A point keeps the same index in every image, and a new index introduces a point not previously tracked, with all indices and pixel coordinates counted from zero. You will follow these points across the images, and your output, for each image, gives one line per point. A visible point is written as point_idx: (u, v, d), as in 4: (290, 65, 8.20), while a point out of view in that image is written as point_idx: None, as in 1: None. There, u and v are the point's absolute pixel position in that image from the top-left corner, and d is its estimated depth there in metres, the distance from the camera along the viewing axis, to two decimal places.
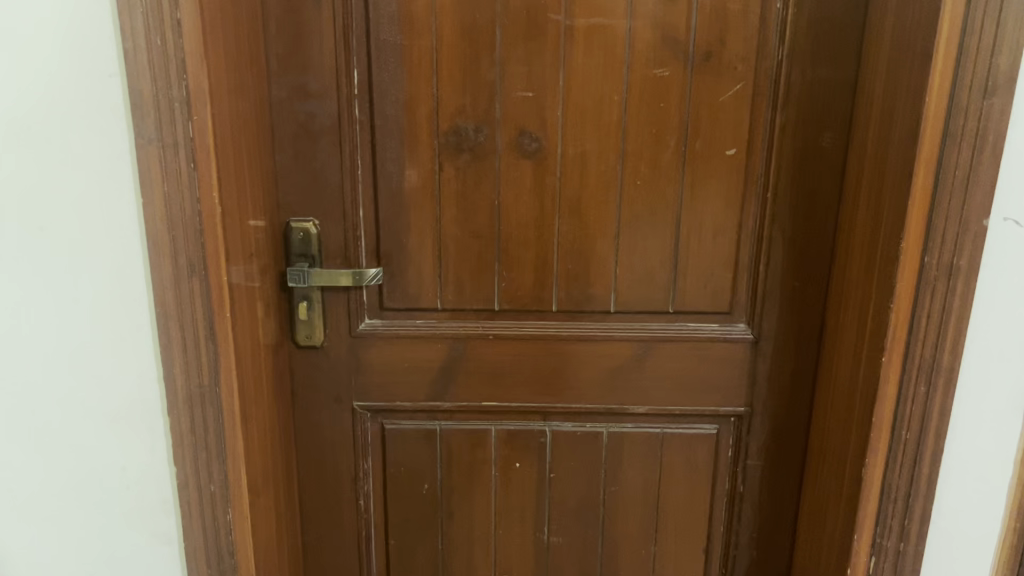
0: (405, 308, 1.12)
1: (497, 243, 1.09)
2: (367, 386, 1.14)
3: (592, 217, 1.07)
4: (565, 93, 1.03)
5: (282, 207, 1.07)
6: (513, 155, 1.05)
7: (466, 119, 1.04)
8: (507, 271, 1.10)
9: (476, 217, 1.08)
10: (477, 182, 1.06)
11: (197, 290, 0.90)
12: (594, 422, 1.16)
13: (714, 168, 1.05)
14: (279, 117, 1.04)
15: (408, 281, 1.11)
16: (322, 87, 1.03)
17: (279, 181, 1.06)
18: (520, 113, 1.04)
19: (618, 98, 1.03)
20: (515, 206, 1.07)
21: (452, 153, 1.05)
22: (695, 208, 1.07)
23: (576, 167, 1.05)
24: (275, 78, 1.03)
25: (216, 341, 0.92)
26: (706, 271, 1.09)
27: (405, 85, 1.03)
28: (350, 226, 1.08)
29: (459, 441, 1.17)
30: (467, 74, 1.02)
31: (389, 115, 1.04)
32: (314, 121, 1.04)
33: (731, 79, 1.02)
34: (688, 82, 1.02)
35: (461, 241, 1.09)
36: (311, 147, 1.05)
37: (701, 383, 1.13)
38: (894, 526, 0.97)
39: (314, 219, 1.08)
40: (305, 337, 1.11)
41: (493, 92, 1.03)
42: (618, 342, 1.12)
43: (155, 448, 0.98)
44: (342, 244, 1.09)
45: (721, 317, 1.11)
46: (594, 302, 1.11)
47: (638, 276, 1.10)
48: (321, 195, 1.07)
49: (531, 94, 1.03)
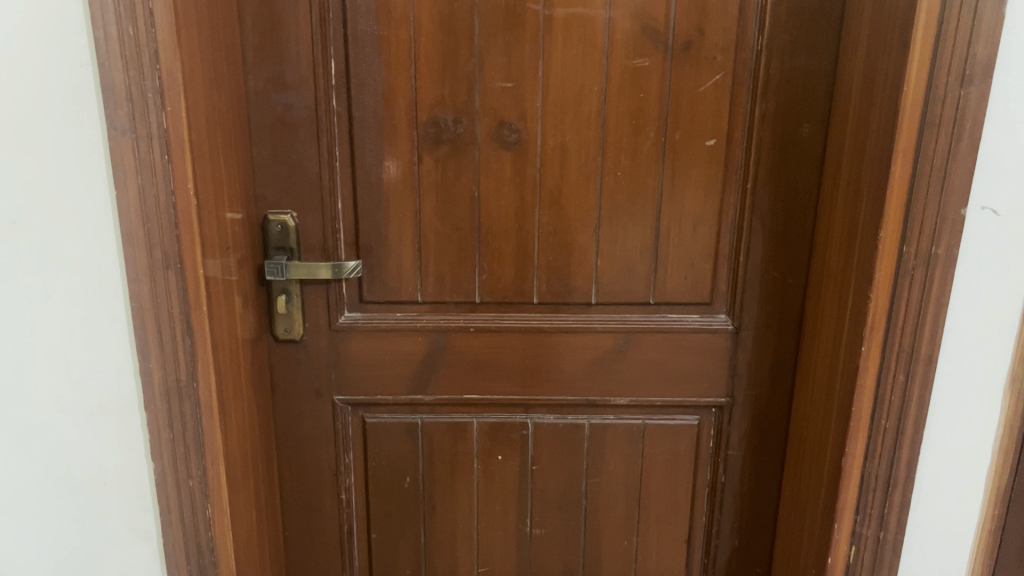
0: (386, 301, 1.11)
1: (478, 235, 1.08)
2: (347, 379, 1.14)
3: (572, 208, 1.07)
4: (545, 84, 1.02)
5: (260, 199, 1.06)
6: (492, 146, 1.05)
7: (445, 109, 1.03)
8: (487, 263, 1.09)
9: (456, 209, 1.07)
10: (457, 174, 1.06)
11: (174, 283, 0.88)
12: (576, 414, 1.16)
13: (695, 159, 1.05)
14: (256, 107, 1.03)
15: (387, 274, 1.10)
16: (299, 78, 1.02)
17: (256, 172, 1.05)
18: (500, 104, 1.03)
19: (598, 88, 1.02)
20: (495, 198, 1.07)
21: (431, 144, 1.05)
22: (676, 199, 1.06)
23: (556, 158, 1.05)
24: (252, 68, 1.02)
25: (194, 334, 0.91)
26: (687, 262, 1.09)
27: (383, 75, 1.02)
28: (328, 219, 1.07)
29: (441, 434, 1.16)
30: (446, 65, 1.01)
31: (367, 106, 1.03)
32: (292, 112, 1.03)
33: (710, 69, 1.02)
34: (668, 72, 1.02)
35: (441, 234, 1.08)
36: (289, 138, 1.04)
37: (682, 374, 1.13)
38: (874, 514, 0.98)
39: (293, 212, 1.07)
40: (284, 330, 1.10)
41: (472, 83, 1.02)
42: (599, 334, 1.12)
43: (132, 443, 0.96)
44: (320, 237, 1.08)
45: (701, 308, 1.11)
46: (575, 294, 1.11)
47: (619, 267, 1.09)
48: (299, 187, 1.06)
49: (510, 85, 1.02)
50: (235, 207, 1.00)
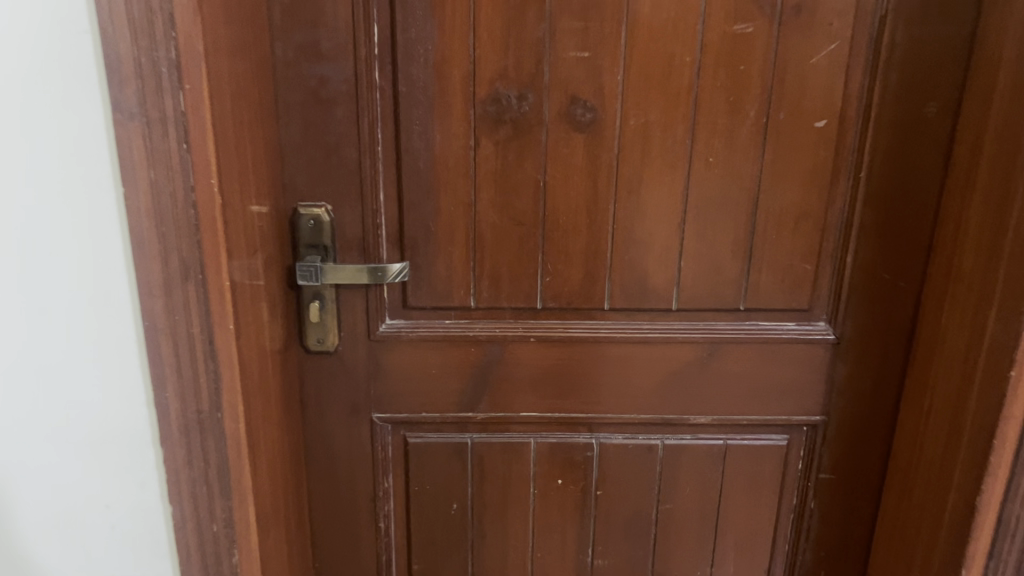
0: (433, 307, 0.96)
1: (542, 231, 0.93)
2: (388, 395, 0.99)
3: (654, 200, 0.92)
4: (627, 54, 0.86)
5: (288, 188, 0.91)
6: (563, 127, 0.89)
7: (508, 84, 0.87)
8: (552, 263, 0.94)
9: (518, 201, 0.92)
10: (519, 160, 0.90)
11: (194, 298, 0.74)
12: (649, 433, 1.01)
13: (800, 143, 0.90)
14: (284, 80, 0.87)
15: (436, 276, 0.95)
16: (335, 46, 0.86)
17: (283, 157, 0.89)
18: (573, 76, 0.87)
19: (691, 60, 0.86)
20: (563, 187, 0.91)
21: (491, 126, 0.89)
22: (775, 190, 0.91)
23: (637, 142, 0.90)
24: (280, 33, 0.85)
25: (218, 356, 0.77)
26: (784, 262, 0.94)
27: (435, 43, 0.86)
28: (369, 212, 0.92)
29: (493, 456, 1.02)
30: (511, 31, 0.85)
31: (416, 80, 0.87)
32: (327, 87, 0.87)
33: (824, 36, 0.86)
34: (775, 40, 0.86)
35: (499, 229, 0.93)
36: (323, 117, 0.88)
37: (773, 389, 0.99)
38: (1010, 561, 0.85)
39: (327, 205, 0.91)
40: (316, 340, 0.95)
41: (542, 52, 0.86)
42: (680, 344, 0.97)
43: (145, 481, 0.82)
44: (359, 233, 0.93)
45: (798, 315, 0.97)
46: (653, 299, 0.96)
47: (705, 268, 0.94)
48: (335, 174, 0.90)
49: (587, 55, 0.86)
50: (260, 199, 0.85)
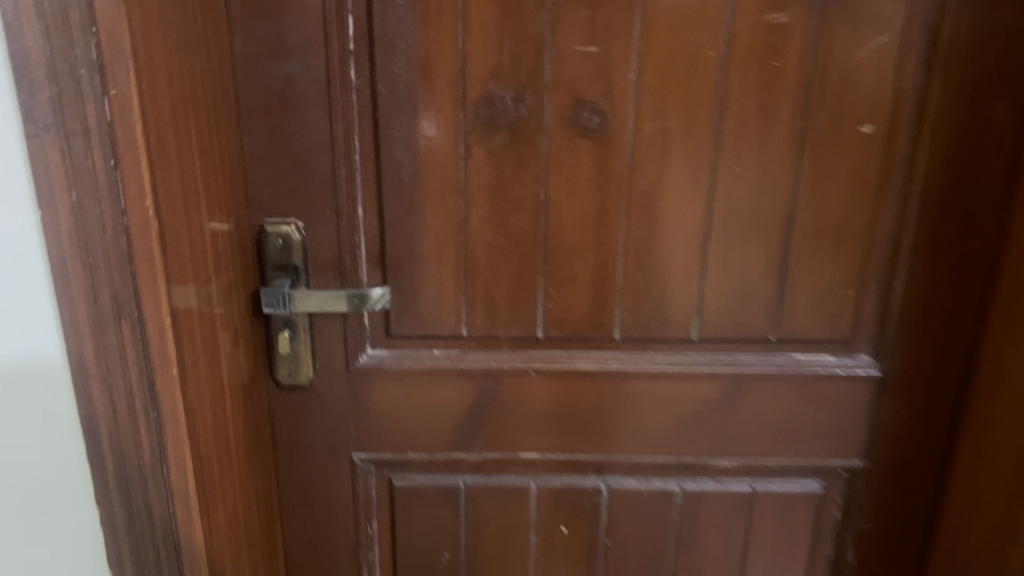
0: (420, 336, 0.85)
1: (543, 251, 0.82)
2: (370, 433, 0.88)
3: (671, 217, 0.80)
4: (642, 48, 0.74)
5: (252, 203, 0.80)
6: (566, 133, 0.77)
7: (504, 84, 0.76)
8: (554, 287, 0.83)
9: (515, 217, 0.80)
10: (517, 171, 0.79)
11: (130, 337, 0.63)
12: (665, 477, 0.90)
13: (842, 151, 0.77)
14: (245, 80, 0.75)
15: (423, 301, 0.84)
16: (303, 40, 0.74)
17: (247, 167, 0.78)
18: (579, 75, 0.75)
19: (716, 56, 0.74)
20: (567, 202, 0.80)
21: (485, 132, 0.78)
22: (812, 205, 0.79)
23: (652, 150, 0.78)
24: (239, 26, 0.74)
25: (161, 404, 0.66)
26: (823, 288, 0.82)
27: (419, 36, 0.74)
28: (345, 229, 0.80)
29: (489, 501, 0.91)
30: (507, 23, 0.74)
31: (397, 79, 0.76)
32: (295, 88, 0.76)
33: (873, 27, 0.73)
34: (815, 31, 0.73)
35: (494, 249, 0.82)
36: (292, 122, 0.77)
37: (806, 430, 0.87)
38: None
39: (297, 221, 0.80)
40: (288, 374, 0.84)
41: (542, 48, 0.74)
42: (700, 379, 0.85)
43: (85, 551, 0.68)
44: (334, 253, 0.81)
45: (837, 346, 0.85)
46: (671, 328, 0.84)
47: (731, 294, 0.82)
48: (306, 187, 0.79)
49: (595, 50, 0.74)
50: (218, 216, 0.74)
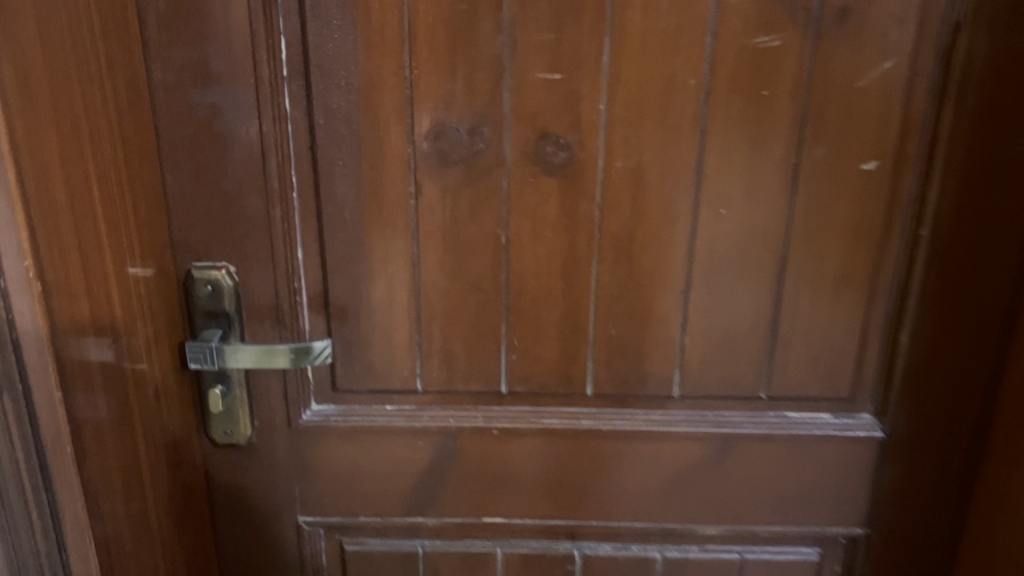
0: (370, 391, 0.77)
1: (505, 299, 0.73)
2: (318, 495, 0.80)
3: (649, 262, 0.71)
4: (612, 76, 0.65)
5: (177, 245, 0.71)
6: (529, 169, 0.69)
7: (457, 114, 0.67)
8: (519, 338, 0.74)
9: (473, 261, 0.72)
10: (474, 210, 0.70)
11: (14, 416, 0.52)
12: (645, 544, 0.81)
13: (841, 190, 0.68)
14: (164, 109, 0.67)
15: (373, 353, 0.75)
16: (229, 66, 0.65)
17: (169, 207, 0.70)
18: (542, 105, 0.67)
19: (697, 83, 0.66)
20: (532, 245, 0.71)
21: (437, 168, 0.69)
22: (807, 249, 0.70)
23: (627, 188, 0.69)
24: (156, 48, 0.65)
25: (56, 489, 0.56)
26: (819, 341, 0.73)
27: (360, 62, 0.66)
28: (283, 274, 0.72)
29: (452, 567, 0.82)
30: (459, 47, 0.65)
31: (336, 110, 0.67)
32: (221, 119, 0.67)
33: (875, 51, 0.64)
34: (809, 57, 0.65)
35: (450, 296, 0.73)
36: (219, 157, 0.68)
37: (800, 495, 0.78)
38: None
39: (229, 265, 0.72)
40: (223, 433, 0.76)
41: (500, 75, 0.66)
42: (683, 440, 0.76)
43: None
44: (271, 300, 0.73)
45: (835, 405, 0.76)
46: (650, 384, 0.75)
47: (716, 347, 0.74)
48: (237, 228, 0.70)
49: (559, 77, 0.66)
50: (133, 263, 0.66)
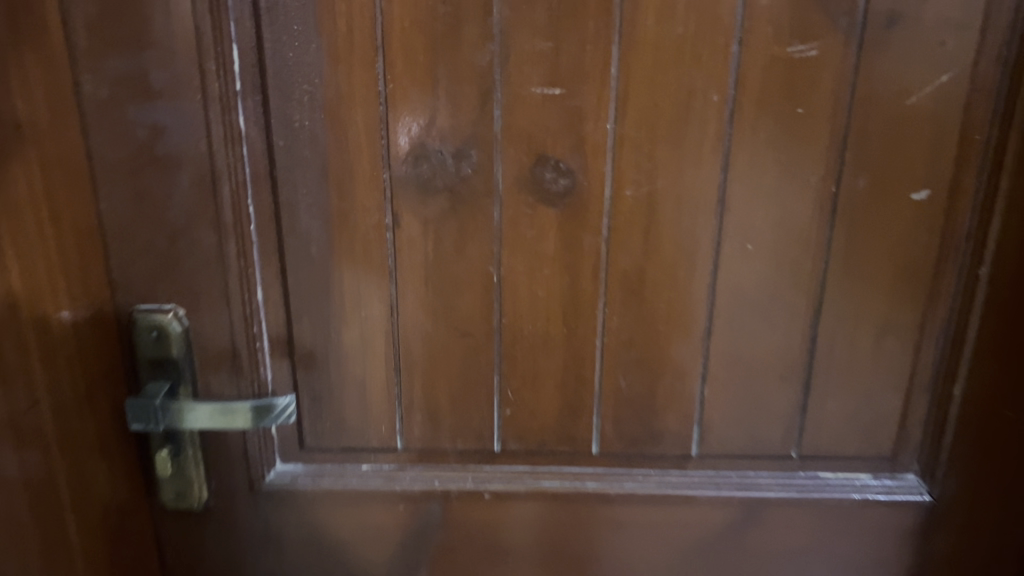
0: (343, 450, 0.67)
1: (497, 346, 0.63)
2: (285, 565, 0.70)
3: (662, 305, 0.61)
4: (621, 91, 0.56)
5: (117, 285, 0.61)
6: (523, 199, 0.59)
7: (440, 135, 0.58)
8: (513, 391, 0.64)
9: (459, 303, 0.62)
10: (460, 246, 0.61)
11: None
12: None
13: (888, 222, 0.59)
14: (98, 131, 0.57)
15: (345, 407, 0.66)
16: (172, 79, 0.56)
17: (107, 241, 0.60)
18: (538, 125, 0.57)
19: (720, 100, 0.56)
20: (527, 285, 0.61)
21: (417, 197, 0.59)
22: (846, 291, 0.61)
23: (637, 220, 0.59)
24: (85, 59, 0.55)
25: None
26: (858, 394, 0.64)
27: (326, 74, 0.56)
28: (240, 319, 0.62)
29: None
30: (440, 58, 0.56)
31: (299, 130, 0.58)
32: (164, 141, 0.57)
33: (929, 62, 0.55)
34: (851, 69, 0.55)
35: (434, 343, 0.64)
36: (163, 184, 0.58)
37: (834, 566, 0.69)
38: None
39: (177, 307, 0.62)
40: (174, 496, 0.66)
41: (490, 90, 0.56)
42: (702, 506, 0.67)
43: None
44: (227, 347, 0.63)
45: (875, 465, 0.66)
46: (664, 442, 0.65)
47: (740, 401, 0.64)
48: (186, 266, 0.61)
49: (559, 92, 0.56)
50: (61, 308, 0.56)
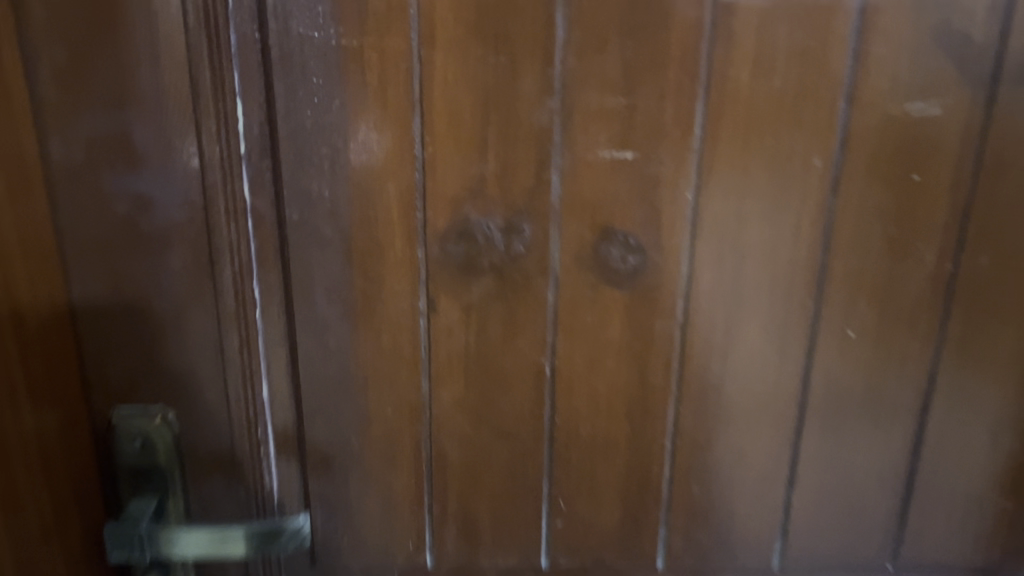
0: (362, 568, 0.57)
1: (548, 449, 0.54)
2: None
3: (745, 400, 0.52)
4: (706, 156, 0.47)
5: (93, 386, 0.50)
6: (584, 280, 0.50)
7: (487, 206, 0.48)
8: (566, 500, 0.55)
9: (505, 401, 0.53)
10: (508, 334, 0.51)
11: None
12: None
13: (1011, 305, 0.50)
14: (70, 202, 0.46)
15: (366, 520, 0.56)
16: (160, 140, 0.45)
17: (80, 335, 0.49)
18: (605, 194, 0.48)
19: (824, 164, 0.47)
20: (586, 379, 0.52)
21: (458, 279, 0.50)
22: (961, 383, 0.52)
23: (719, 304, 0.50)
24: (53, 117, 0.44)
25: None
26: (968, 499, 0.55)
27: (351, 136, 0.47)
28: (243, 421, 0.52)
29: None
30: (490, 116, 0.46)
31: (316, 201, 0.48)
32: (151, 214, 0.47)
33: None
34: (979, 130, 0.46)
35: (474, 446, 0.54)
36: (149, 266, 0.48)
37: None
38: None
39: (165, 406, 0.51)
40: None
41: (548, 154, 0.47)
42: None
43: None
44: (226, 453, 0.53)
45: None
46: (741, 555, 0.56)
47: (833, 508, 0.55)
48: (177, 361, 0.50)
49: (631, 155, 0.47)
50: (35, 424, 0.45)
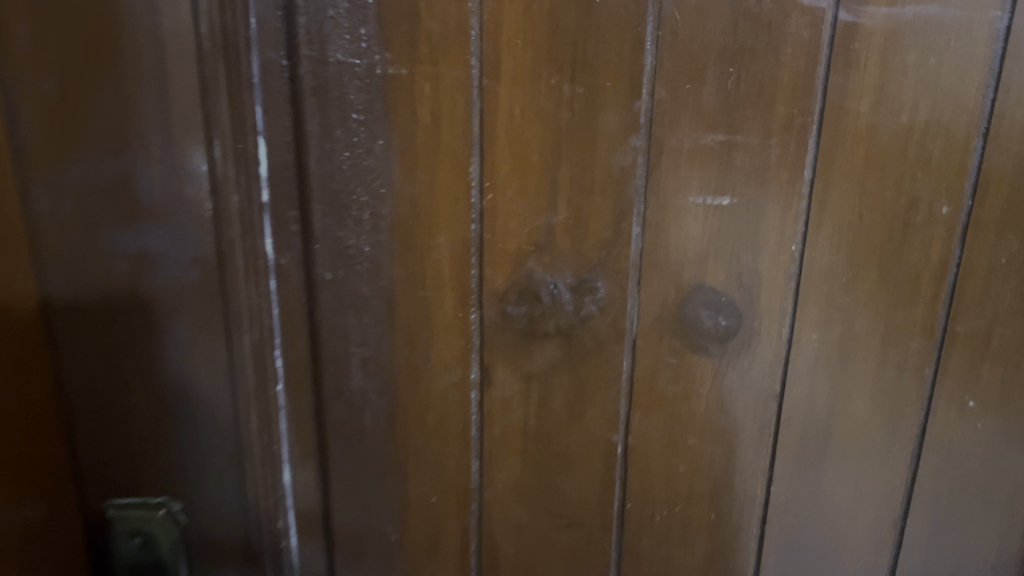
0: None
1: (617, 535, 0.46)
2: None
3: (849, 482, 0.44)
4: (815, 204, 0.40)
5: (85, 480, 0.41)
6: (666, 347, 0.42)
7: (554, 262, 0.41)
8: None
9: (567, 483, 0.45)
10: (574, 409, 0.44)
11: None
12: None
13: None
14: (60, 260, 0.37)
15: None
16: (174, 185, 0.36)
17: (72, 422, 0.40)
18: (695, 249, 0.41)
19: (951, 212, 0.39)
20: (663, 458, 0.45)
21: (518, 344, 0.43)
22: None
23: (823, 373, 0.43)
24: (39, 159, 0.35)
25: None
26: None
27: (397, 183, 0.40)
28: (263, 517, 0.43)
29: None
30: (562, 158, 0.39)
31: (353, 259, 0.41)
32: (160, 274, 0.38)
33: None
34: None
35: (530, 534, 0.46)
36: (157, 337, 0.39)
37: None
38: None
39: (172, 498, 0.42)
40: None
41: (630, 202, 0.40)
42: None
43: None
44: (241, 555, 0.43)
45: None
46: None
47: None
48: (190, 449, 0.41)
49: (728, 202, 0.40)
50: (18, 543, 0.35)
